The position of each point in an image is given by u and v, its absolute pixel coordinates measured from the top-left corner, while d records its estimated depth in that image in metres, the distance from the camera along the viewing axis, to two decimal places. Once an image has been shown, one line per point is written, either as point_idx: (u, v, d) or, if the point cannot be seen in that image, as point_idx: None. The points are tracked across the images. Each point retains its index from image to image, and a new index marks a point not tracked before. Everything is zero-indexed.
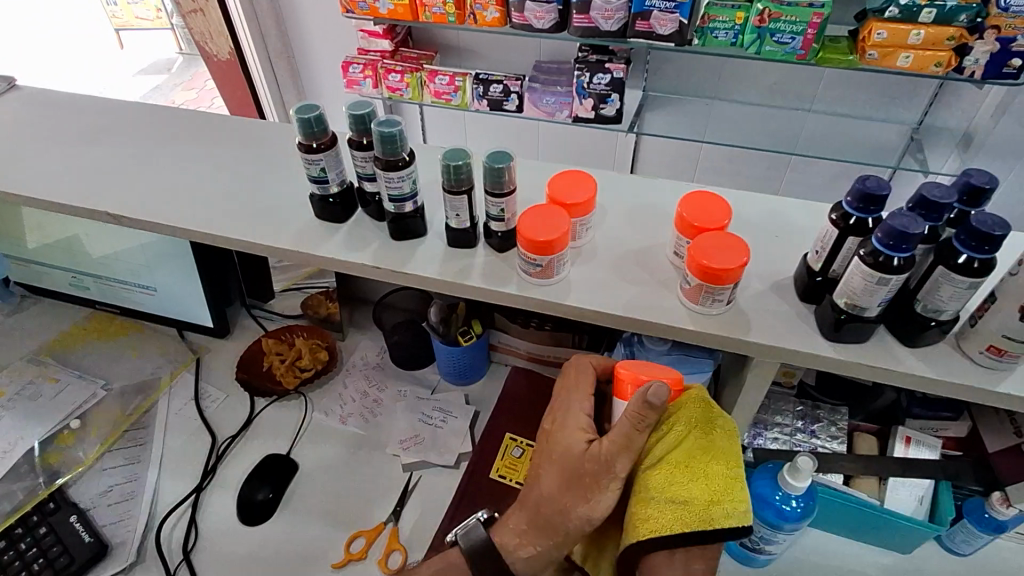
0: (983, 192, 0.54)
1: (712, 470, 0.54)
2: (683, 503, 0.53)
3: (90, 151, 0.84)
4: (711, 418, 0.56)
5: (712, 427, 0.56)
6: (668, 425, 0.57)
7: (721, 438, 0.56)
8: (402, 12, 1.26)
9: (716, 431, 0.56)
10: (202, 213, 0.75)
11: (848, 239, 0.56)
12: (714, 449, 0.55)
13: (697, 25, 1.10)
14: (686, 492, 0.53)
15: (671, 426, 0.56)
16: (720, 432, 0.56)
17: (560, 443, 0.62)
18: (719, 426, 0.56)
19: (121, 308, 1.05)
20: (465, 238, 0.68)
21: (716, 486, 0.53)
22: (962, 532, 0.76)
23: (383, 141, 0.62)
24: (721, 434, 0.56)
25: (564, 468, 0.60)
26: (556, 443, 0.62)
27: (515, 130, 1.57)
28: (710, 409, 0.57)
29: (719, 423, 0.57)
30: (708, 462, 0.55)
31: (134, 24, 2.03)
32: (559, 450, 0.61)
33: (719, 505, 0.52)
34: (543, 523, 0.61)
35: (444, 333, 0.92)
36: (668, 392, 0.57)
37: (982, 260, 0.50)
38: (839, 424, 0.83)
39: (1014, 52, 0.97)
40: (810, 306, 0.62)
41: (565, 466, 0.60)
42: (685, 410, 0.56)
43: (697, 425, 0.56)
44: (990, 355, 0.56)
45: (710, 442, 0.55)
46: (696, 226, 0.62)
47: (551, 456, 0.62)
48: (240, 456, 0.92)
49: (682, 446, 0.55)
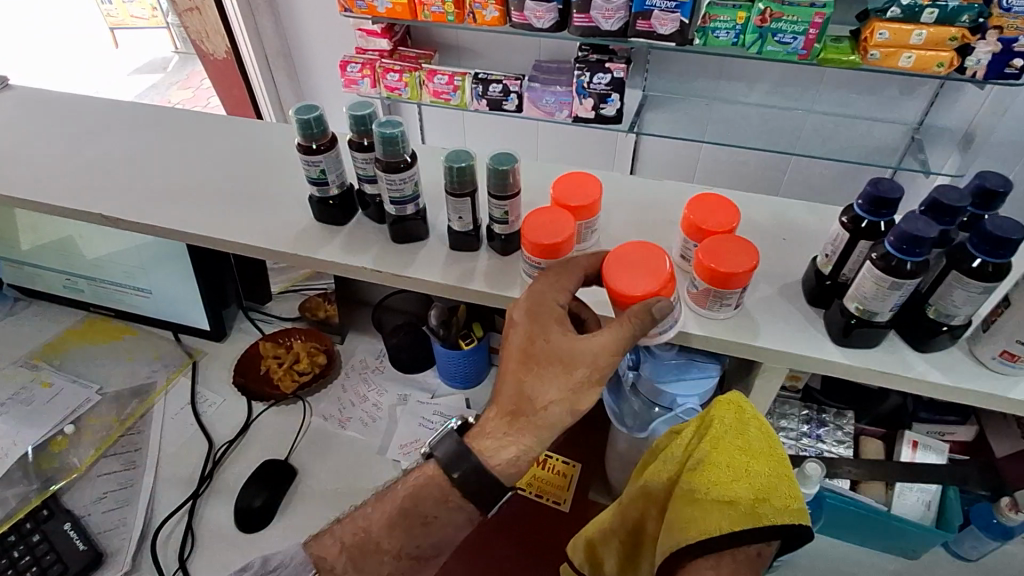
0: (995, 195, 0.54)
1: (755, 467, 0.50)
2: (732, 501, 0.48)
3: (83, 152, 0.83)
4: (743, 417, 0.54)
5: (745, 425, 0.54)
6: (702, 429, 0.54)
7: (757, 436, 0.53)
8: (400, 11, 1.25)
9: (751, 433, 0.53)
10: (199, 215, 0.74)
11: (859, 243, 0.55)
12: (752, 448, 0.52)
13: (698, 25, 1.09)
14: (734, 489, 0.48)
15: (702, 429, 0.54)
16: (755, 429, 0.53)
17: (540, 338, 0.55)
18: (752, 424, 0.54)
19: (116, 310, 1.04)
20: (468, 240, 0.67)
21: (762, 481, 0.49)
22: (970, 538, 0.75)
23: (384, 143, 0.61)
24: (756, 432, 0.53)
25: (557, 364, 0.54)
26: (538, 338, 0.55)
27: (514, 131, 1.55)
28: (740, 408, 0.55)
29: (752, 423, 0.54)
30: (749, 460, 0.51)
31: (130, 23, 2.01)
32: (540, 344, 0.55)
33: (770, 501, 0.47)
34: (524, 426, 0.54)
35: (444, 336, 0.90)
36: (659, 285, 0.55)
37: (996, 264, 0.49)
38: (845, 429, 0.81)
39: (1016, 52, 0.96)
40: (819, 310, 0.61)
41: (552, 362, 0.54)
42: (717, 412, 0.55)
43: (731, 426, 0.53)
44: (1003, 360, 0.55)
45: (747, 442, 0.52)
46: (704, 230, 0.61)
47: (532, 352, 0.55)
48: (236, 462, 0.90)
49: (720, 445, 0.52)
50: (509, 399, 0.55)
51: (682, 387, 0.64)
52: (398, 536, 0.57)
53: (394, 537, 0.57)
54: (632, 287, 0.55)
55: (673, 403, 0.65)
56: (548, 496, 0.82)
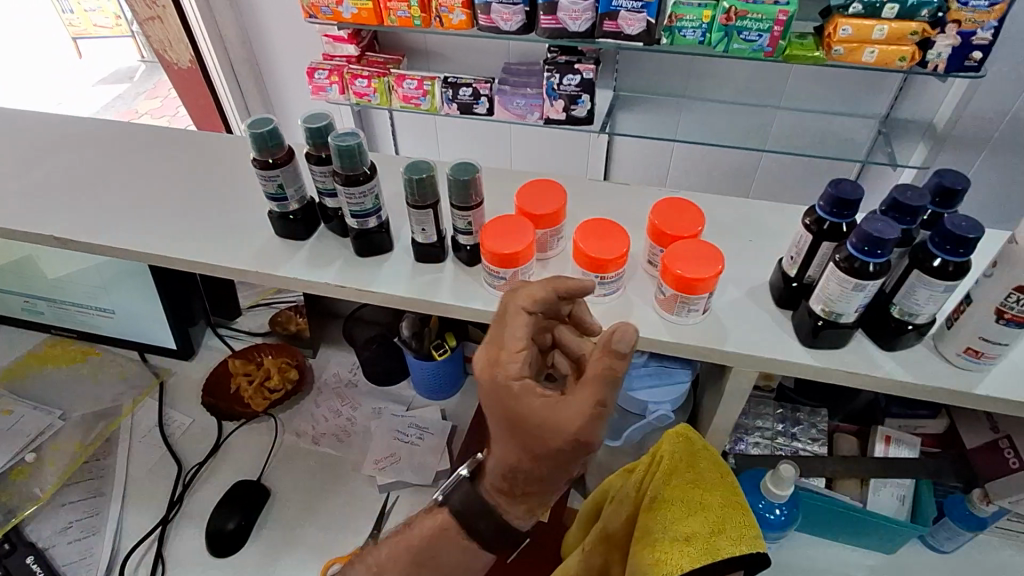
0: (954, 193, 0.54)
1: (708, 501, 0.48)
2: (687, 538, 0.46)
3: (34, 172, 0.80)
4: (694, 449, 0.52)
5: (696, 457, 0.51)
6: (652, 462, 0.52)
7: (707, 467, 0.51)
8: (366, 16, 1.23)
9: (701, 462, 0.51)
10: (157, 234, 0.71)
11: (821, 245, 0.55)
12: (705, 481, 0.50)
13: (664, 25, 1.08)
14: (688, 527, 0.47)
15: (653, 463, 0.52)
16: (706, 462, 0.51)
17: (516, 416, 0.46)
18: (703, 455, 0.52)
19: (78, 332, 1.00)
20: (433, 252, 0.66)
21: (716, 515, 0.47)
22: (944, 529, 0.77)
23: (342, 156, 0.59)
24: (708, 464, 0.51)
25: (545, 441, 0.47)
26: (513, 419, 0.46)
27: (487, 134, 1.54)
28: (690, 439, 0.52)
29: (703, 453, 0.52)
30: (702, 494, 0.49)
31: (93, 33, 1.94)
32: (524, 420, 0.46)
33: (724, 533, 0.46)
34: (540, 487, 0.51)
35: (417, 348, 0.88)
36: (615, 256, 0.59)
37: (957, 263, 0.49)
38: (819, 426, 0.82)
39: (975, 45, 0.98)
40: (786, 312, 0.61)
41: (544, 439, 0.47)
42: (665, 445, 0.52)
43: (681, 458, 0.51)
44: (968, 356, 0.55)
45: (698, 473, 0.50)
46: (670, 235, 0.61)
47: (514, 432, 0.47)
48: (208, 484, 0.88)
49: (671, 482, 0.50)
50: (505, 469, 0.50)
51: (653, 394, 0.64)
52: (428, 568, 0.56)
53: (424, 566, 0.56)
54: (596, 253, 0.58)
55: (646, 409, 0.65)
56: None
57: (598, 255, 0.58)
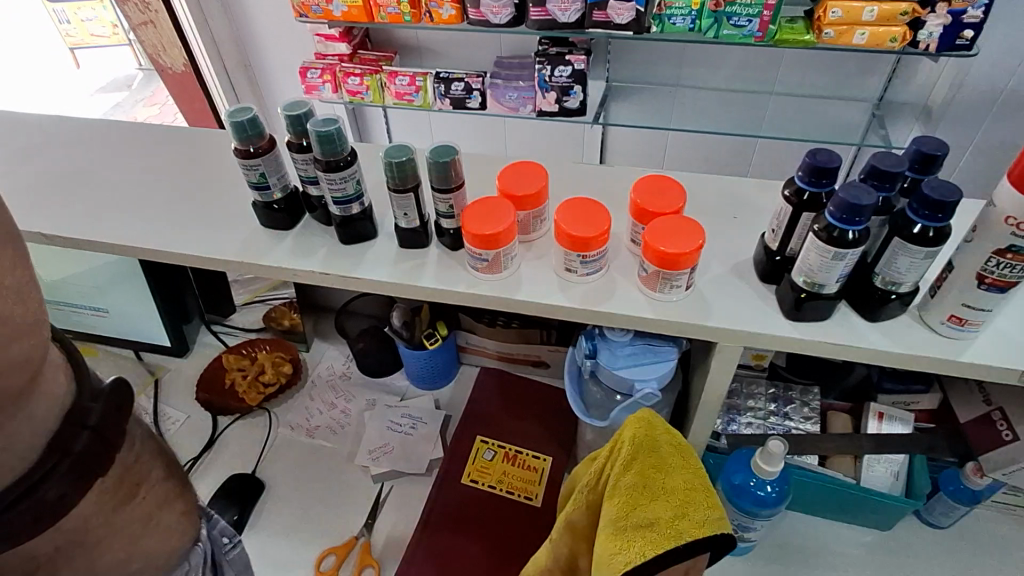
0: (934, 160, 0.53)
1: (670, 484, 0.48)
2: (649, 523, 0.46)
3: (20, 172, 0.79)
4: (654, 434, 0.52)
5: (657, 442, 0.51)
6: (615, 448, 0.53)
7: (668, 453, 0.51)
8: (356, 13, 1.22)
9: (662, 447, 0.51)
10: (144, 226, 0.72)
11: (802, 215, 0.55)
12: (667, 465, 0.50)
13: (653, 13, 1.07)
14: (652, 512, 0.46)
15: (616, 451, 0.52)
16: (667, 447, 0.51)
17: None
18: (665, 441, 0.52)
19: (74, 332, 1.01)
20: (417, 237, 0.66)
21: (679, 499, 0.47)
22: (940, 504, 0.76)
23: (322, 141, 0.60)
24: (670, 449, 0.51)
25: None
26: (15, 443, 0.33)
27: (481, 126, 1.54)
28: (651, 425, 0.52)
29: (665, 438, 0.52)
30: (664, 477, 0.49)
31: (90, 43, 1.70)
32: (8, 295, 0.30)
33: (688, 518, 0.46)
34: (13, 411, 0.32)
35: (409, 338, 0.89)
36: (595, 233, 0.58)
37: (936, 228, 0.49)
38: (811, 405, 0.82)
39: (965, 24, 0.96)
40: (771, 287, 0.61)
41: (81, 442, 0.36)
42: (627, 430, 0.52)
43: (641, 442, 0.51)
44: (953, 324, 0.55)
45: (660, 458, 0.50)
46: (651, 212, 0.61)
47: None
48: (204, 478, 0.88)
49: (632, 467, 0.50)
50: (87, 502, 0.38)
51: (640, 372, 0.64)
52: (163, 489, 0.44)
53: (153, 491, 0.43)
54: (578, 229, 0.59)
55: (633, 389, 0.64)
56: (520, 492, 0.82)
57: (579, 233, 0.58)
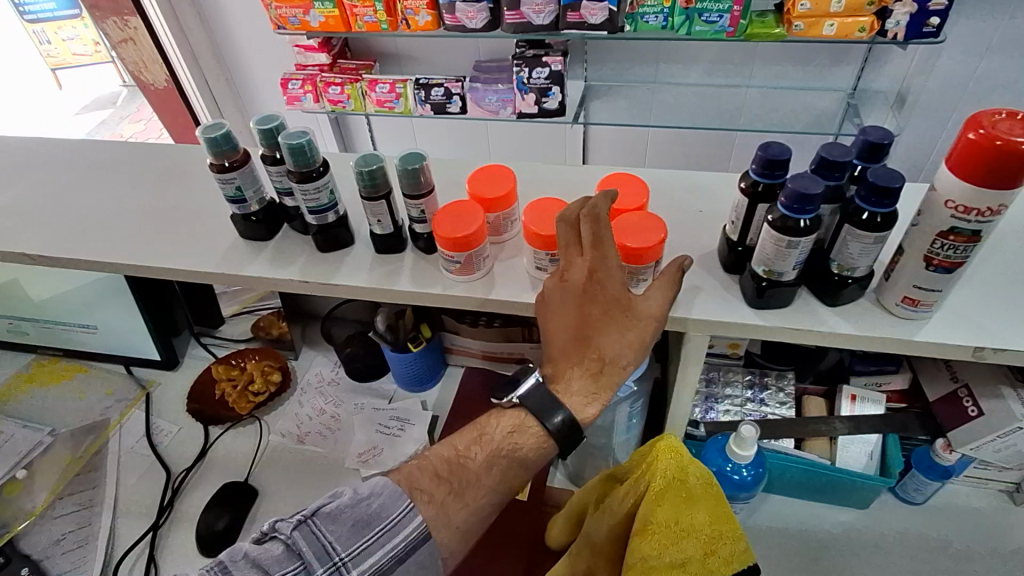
0: (880, 148, 0.56)
1: (698, 521, 0.52)
2: (683, 564, 0.51)
3: (5, 193, 0.81)
4: (683, 465, 0.54)
5: (686, 473, 0.54)
6: (646, 479, 0.54)
7: (695, 483, 0.54)
8: (334, 23, 1.24)
9: (689, 477, 0.54)
10: (128, 242, 0.73)
11: (758, 207, 0.57)
12: (694, 499, 0.53)
13: (626, 12, 1.10)
14: (683, 551, 0.51)
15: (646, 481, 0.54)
16: (695, 478, 0.54)
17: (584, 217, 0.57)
18: (692, 472, 0.54)
19: (65, 349, 1.02)
20: (392, 242, 0.68)
21: (707, 536, 0.52)
22: (912, 481, 0.78)
23: (295, 154, 0.61)
24: (696, 481, 0.54)
25: (649, 294, 0.57)
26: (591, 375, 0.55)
27: (464, 130, 1.56)
28: (679, 454, 0.55)
29: (691, 468, 0.55)
30: (692, 513, 0.52)
31: (71, 62, 1.73)
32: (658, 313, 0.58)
33: (715, 554, 0.51)
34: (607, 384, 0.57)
35: (392, 339, 0.90)
36: None
37: (883, 214, 0.51)
38: (786, 390, 0.84)
39: (931, 11, 0.98)
40: (735, 278, 0.63)
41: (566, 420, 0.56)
42: (659, 461, 0.54)
43: (672, 474, 0.53)
44: (906, 305, 0.57)
45: (688, 491, 0.53)
46: (615, 209, 0.63)
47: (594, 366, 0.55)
48: (198, 487, 0.89)
49: (663, 503, 0.52)
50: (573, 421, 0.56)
51: None
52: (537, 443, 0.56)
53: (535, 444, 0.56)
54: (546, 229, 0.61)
55: None
56: None
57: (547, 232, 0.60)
